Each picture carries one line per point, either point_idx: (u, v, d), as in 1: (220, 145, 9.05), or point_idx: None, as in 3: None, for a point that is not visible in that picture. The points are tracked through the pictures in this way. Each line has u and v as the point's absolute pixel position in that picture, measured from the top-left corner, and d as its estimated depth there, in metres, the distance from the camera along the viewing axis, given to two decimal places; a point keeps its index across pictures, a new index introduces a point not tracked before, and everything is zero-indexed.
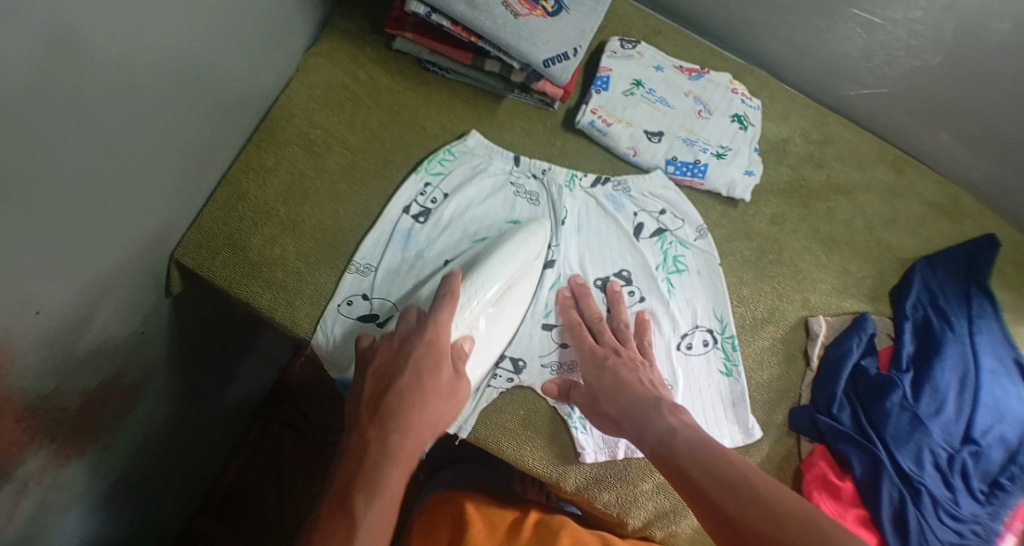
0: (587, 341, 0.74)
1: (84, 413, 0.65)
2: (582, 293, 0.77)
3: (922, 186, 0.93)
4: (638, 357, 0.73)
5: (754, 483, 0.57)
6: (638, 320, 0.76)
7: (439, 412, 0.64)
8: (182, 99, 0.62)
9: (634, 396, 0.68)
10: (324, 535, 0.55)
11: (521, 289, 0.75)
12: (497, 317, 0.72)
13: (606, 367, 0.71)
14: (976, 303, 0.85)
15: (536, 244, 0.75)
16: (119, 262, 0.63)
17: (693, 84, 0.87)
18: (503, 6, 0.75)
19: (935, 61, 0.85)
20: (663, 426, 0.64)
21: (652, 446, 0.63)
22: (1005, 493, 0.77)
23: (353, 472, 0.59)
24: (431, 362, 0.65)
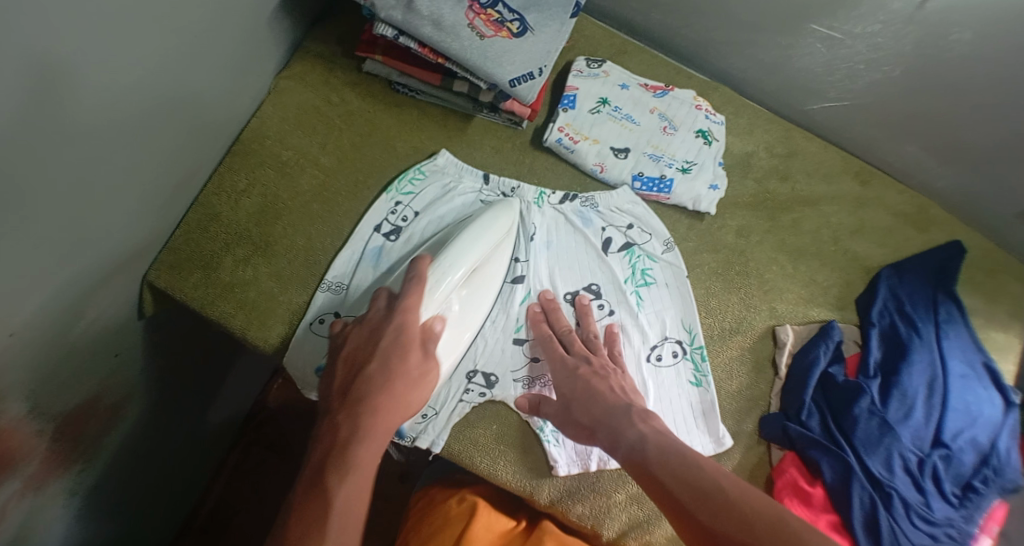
0: (557, 352, 0.75)
1: (62, 437, 0.66)
2: (552, 308, 0.78)
3: (887, 196, 0.95)
4: (609, 364, 0.75)
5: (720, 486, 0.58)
6: (608, 333, 0.78)
7: (409, 395, 0.65)
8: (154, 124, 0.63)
9: (604, 405, 0.69)
10: (300, 510, 0.58)
11: (491, 280, 0.76)
12: (466, 327, 0.73)
13: (577, 376, 0.72)
14: (943, 309, 0.86)
15: (508, 224, 0.78)
16: (92, 285, 0.64)
17: (659, 101, 0.89)
18: (469, 28, 0.76)
19: (895, 73, 0.86)
20: (634, 433, 0.65)
21: (625, 454, 0.64)
22: (978, 496, 0.78)
23: (325, 453, 0.61)
24: (399, 347, 0.66)
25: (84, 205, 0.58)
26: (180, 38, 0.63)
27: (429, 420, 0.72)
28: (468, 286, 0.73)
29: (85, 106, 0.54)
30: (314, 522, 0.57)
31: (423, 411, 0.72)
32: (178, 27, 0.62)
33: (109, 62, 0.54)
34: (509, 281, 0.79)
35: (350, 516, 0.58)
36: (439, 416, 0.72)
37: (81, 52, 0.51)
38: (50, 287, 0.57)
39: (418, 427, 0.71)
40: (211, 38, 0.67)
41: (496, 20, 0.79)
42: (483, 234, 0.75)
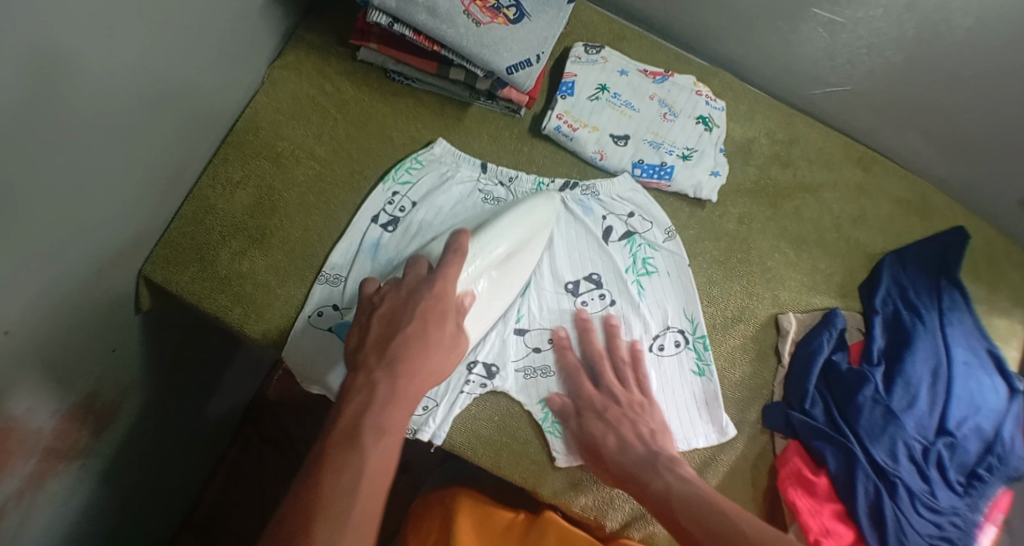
0: (587, 391, 0.74)
1: (60, 434, 0.65)
2: (586, 330, 0.77)
3: (889, 182, 0.93)
4: (639, 400, 0.74)
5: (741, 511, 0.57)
6: (633, 355, 0.77)
7: (439, 360, 0.63)
8: (146, 116, 0.62)
9: (635, 455, 0.68)
10: (328, 465, 0.53)
11: (522, 266, 0.76)
12: (487, 310, 0.73)
13: (607, 420, 0.72)
14: (946, 296, 0.86)
15: (546, 213, 0.77)
16: (88, 280, 0.63)
17: (658, 87, 0.87)
18: (465, 14, 0.75)
19: (897, 58, 0.85)
20: (659, 483, 0.64)
21: (652, 505, 0.63)
22: (983, 484, 0.78)
23: (359, 408, 0.57)
24: (437, 315, 0.64)
25: (76, 199, 0.57)
26: (171, 27, 0.61)
27: (429, 412, 0.71)
28: (498, 271, 0.73)
29: (75, 97, 0.53)
30: (350, 478, 0.53)
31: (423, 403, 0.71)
32: (169, 16, 0.60)
33: (98, 52, 0.53)
34: None
35: (379, 472, 0.54)
36: (438, 408, 0.71)
37: (70, 42, 0.50)
38: (45, 283, 0.56)
39: (419, 419, 0.70)
40: (203, 27, 0.66)
41: (493, 7, 0.77)
42: (519, 223, 0.74)
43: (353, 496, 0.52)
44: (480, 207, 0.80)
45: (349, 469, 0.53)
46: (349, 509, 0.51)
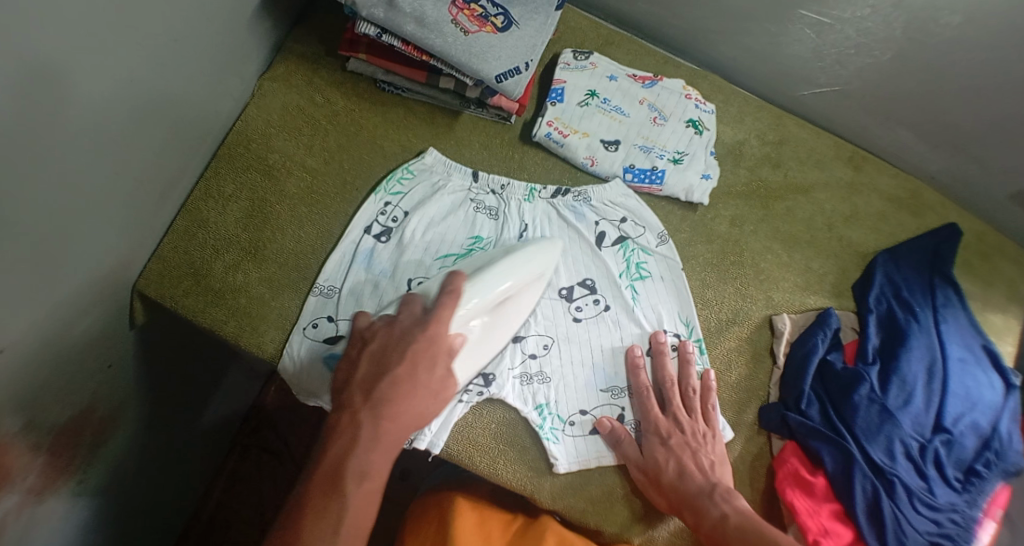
0: (653, 411, 0.74)
1: (57, 449, 0.65)
2: (658, 355, 0.77)
3: (881, 180, 0.94)
4: (702, 428, 0.75)
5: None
6: (704, 382, 0.77)
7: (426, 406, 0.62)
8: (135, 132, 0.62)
9: (695, 483, 0.70)
10: (310, 510, 0.56)
11: (517, 312, 0.74)
12: (481, 350, 0.70)
13: (671, 446, 0.72)
14: (940, 293, 0.86)
15: (541, 264, 0.75)
16: (82, 294, 0.63)
17: (648, 91, 0.88)
18: (453, 24, 0.75)
19: (885, 57, 0.85)
20: (717, 513, 0.68)
21: (709, 534, 0.67)
22: (981, 480, 0.78)
23: (342, 453, 0.58)
24: (428, 357, 0.63)
25: (67, 218, 0.57)
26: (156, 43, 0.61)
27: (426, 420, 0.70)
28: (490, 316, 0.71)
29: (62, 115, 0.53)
30: (331, 524, 0.56)
31: None
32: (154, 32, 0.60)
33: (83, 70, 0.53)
34: None
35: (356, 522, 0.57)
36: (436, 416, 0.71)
37: (56, 61, 0.50)
38: (38, 302, 0.56)
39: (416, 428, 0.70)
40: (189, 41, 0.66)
41: (480, 15, 0.77)
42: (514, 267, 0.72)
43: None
44: (472, 216, 0.80)
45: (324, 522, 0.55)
46: None
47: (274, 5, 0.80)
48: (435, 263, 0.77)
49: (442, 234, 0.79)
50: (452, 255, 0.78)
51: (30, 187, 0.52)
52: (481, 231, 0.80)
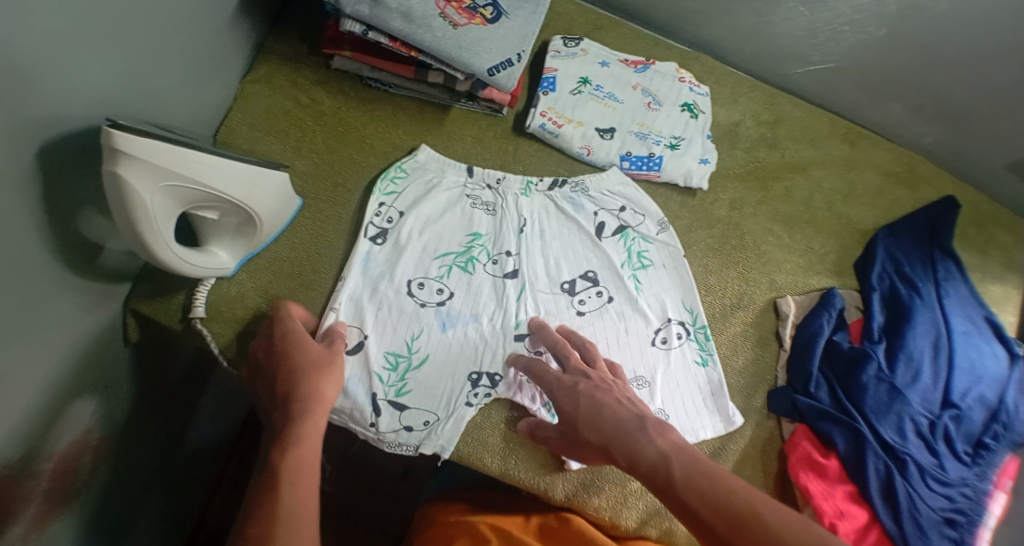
0: (552, 372, 0.69)
1: (41, 469, 0.63)
2: (544, 328, 0.73)
3: (876, 155, 0.93)
4: (609, 376, 0.70)
5: (717, 487, 0.54)
6: (584, 343, 0.72)
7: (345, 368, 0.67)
8: (89, 140, 0.60)
9: (616, 420, 0.63)
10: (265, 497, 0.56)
11: (277, 203, 0.71)
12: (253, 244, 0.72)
13: (579, 393, 0.66)
14: (941, 267, 0.86)
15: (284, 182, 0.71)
16: (49, 310, 0.61)
17: (640, 77, 0.86)
18: (441, 17, 0.73)
19: (879, 33, 0.84)
20: (653, 450, 0.59)
21: (647, 475, 0.58)
22: (990, 452, 0.78)
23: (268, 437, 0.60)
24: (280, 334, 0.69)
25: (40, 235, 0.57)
26: (109, 45, 0.59)
27: (433, 428, 0.70)
28: (247, 222, 0.69)
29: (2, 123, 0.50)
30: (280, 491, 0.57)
31: (424, 419, 0.70)
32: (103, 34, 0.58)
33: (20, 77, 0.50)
34: (502, 276, 0.76)
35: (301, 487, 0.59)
36: (444, 422, 0.70)
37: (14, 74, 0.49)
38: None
39: (420, 435, 0.69)
40: (149, 41, 0.63)
41: (468, 7, 0.75)
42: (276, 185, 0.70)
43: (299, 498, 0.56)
44: (469, 214, 0.79)
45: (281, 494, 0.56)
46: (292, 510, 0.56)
47: (251, 6, 0.78)
48: (435, 266, 0.76)
49: (440, 233, 0.77)
50: (450, 255, 0.76)
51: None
52: (478, 229, 0.78)
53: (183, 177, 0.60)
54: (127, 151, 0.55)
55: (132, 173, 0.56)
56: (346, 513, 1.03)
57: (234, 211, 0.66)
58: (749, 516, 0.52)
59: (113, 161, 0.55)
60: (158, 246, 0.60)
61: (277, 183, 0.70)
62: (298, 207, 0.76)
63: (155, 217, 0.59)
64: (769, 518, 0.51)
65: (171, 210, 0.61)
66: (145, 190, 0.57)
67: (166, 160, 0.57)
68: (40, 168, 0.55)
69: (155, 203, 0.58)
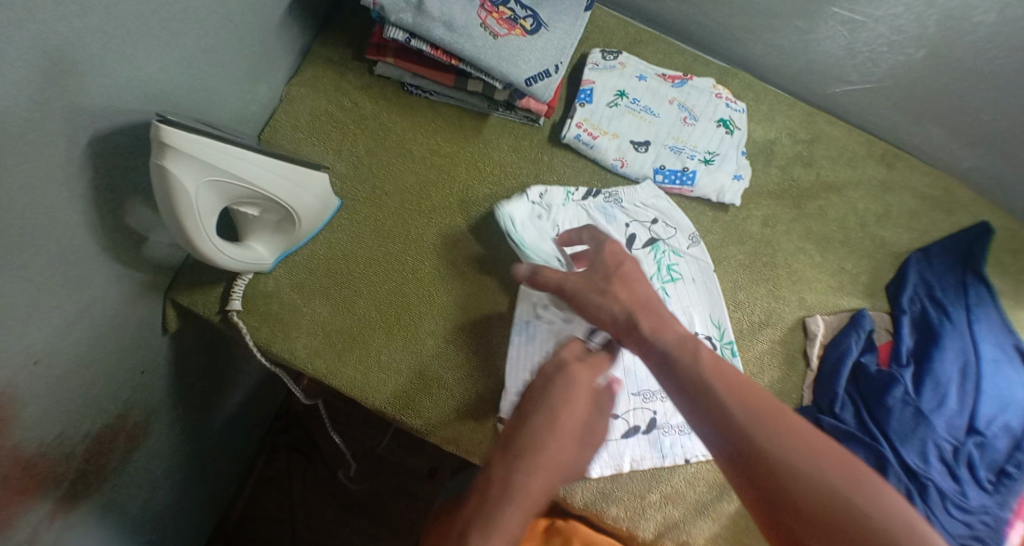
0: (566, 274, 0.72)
1: (78, 448, 0.67)
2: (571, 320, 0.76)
3: (913, 177, 0.92)
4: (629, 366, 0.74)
5: (727, 405, 0.57)
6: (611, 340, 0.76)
7: (597, 434, 0.71)
8: (140, 135, 0.62)
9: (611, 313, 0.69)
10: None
11: (317, 202, 0.73)
12: (291, 240, 0.74)
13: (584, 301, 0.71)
14: (973, 292, 0.84)
15: (324, 183, 0.73)
16: (97, 296, 0.65)
17: (677, 91, 0.87)
18: (482, 28, 0.74)
19: (918, 55, 0.83)
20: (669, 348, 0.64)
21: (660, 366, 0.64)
22: (1013, 481, 0.76)
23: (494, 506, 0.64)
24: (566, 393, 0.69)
25: (90, 225, 0.60)
26: (162, 45, 0.61)
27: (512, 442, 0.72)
28: (287, 219, 0.71)
29: (56, 115, 0.53)
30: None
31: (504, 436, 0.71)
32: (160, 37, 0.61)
33: (76, 73, 0.53)
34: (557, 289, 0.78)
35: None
36: None
37: (74, 72, 0.53)
38: (37, 295, 0.57)
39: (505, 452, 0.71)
40: (199, 43, 0.66)
41: (509, 18, 0.76)
42: (316, 186, 0.72)
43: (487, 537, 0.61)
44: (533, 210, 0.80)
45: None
46: None
47: (300, 10, 0.80)
48: (483, 275, 0.78)
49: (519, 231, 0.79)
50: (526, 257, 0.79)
51: (22, 183, 0.52)
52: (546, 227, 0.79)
53: (227, 173, 0.62)
54: (176, 146, 0.57)
55: (179, 168, 0.58)
56: (372, 512, 1.07)
57: (275, 208, 0.69)
58: (758, 450, 0.54)
59: (161, 154, 0.57)
60: (199, 238, 0.63)
61: (318, 183, 0.72)
62: (336, 207, 0.78)
63: (198, 211, 0.61)
64: (770, 440, 0.54)
65: (215, 205, 0.63)
66: (191, 183, 0.59)
67: (212, 155, 0.60)
68: (91, 159, 0.58)
69: (199, 197, 0.61)
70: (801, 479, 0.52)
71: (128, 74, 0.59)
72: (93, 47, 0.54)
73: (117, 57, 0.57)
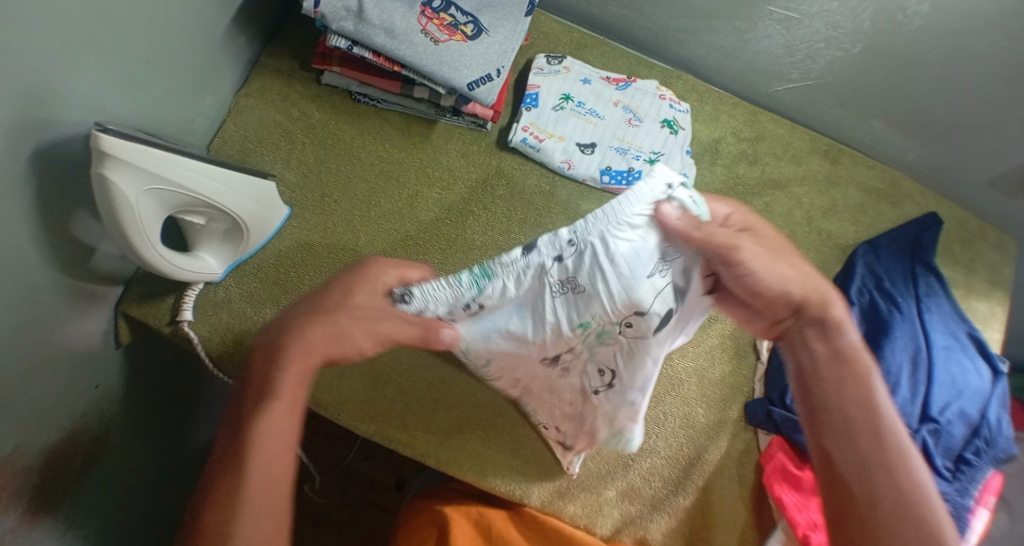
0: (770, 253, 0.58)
1: (32, 465, 0.66)
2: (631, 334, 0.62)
3: (858, 171, 0.94)
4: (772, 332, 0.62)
5: (885, 436, 0.55)
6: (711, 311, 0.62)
7: (389, 328, 0.57)
8: (83, 147, 0.62)
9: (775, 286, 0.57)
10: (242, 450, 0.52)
11: (264, 210, 0.74)
12: (239, 249, 0.75)
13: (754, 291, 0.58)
14: (922, 282, 0.86)
15: (271, 191, 0.74)
16: (44, 309, 0.64)
17: (621, 93, 0.88)
18: (423, 34, 0.76)
19: (854, 50, 0.85)
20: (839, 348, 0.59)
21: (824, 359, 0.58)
22: (971, 468, 0.78)
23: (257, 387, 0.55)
24: (347, 282, 0.59)
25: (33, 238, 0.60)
26: (101, 56, 0.62)
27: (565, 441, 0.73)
28: (233, 226, 0.72)
29: None
30: (233, 454, 0.52)
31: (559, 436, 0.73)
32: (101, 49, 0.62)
33: (10, 85, 0.53)
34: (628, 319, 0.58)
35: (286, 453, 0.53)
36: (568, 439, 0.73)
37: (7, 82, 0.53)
38: None
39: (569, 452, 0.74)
40: (142, 54, 0.66)
41: (450, 24, 0.78)
42: (264, 195, 0.73)
43: (271, 445, 0.52)
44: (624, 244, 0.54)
45: (248, 457, 0.52)
46: (248, 467, 0.52)
47: (246, 22, 0.81)
48: None
49: (696, 245, 0.55)
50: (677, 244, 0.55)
51: None
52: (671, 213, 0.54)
53: (169, 182, 0.62)
54: (115, 155, 0.57)
55: (119, 178, 0.58)
56: (340, 527, 1.05)
57: (220, 216, 0.70)
58: (866, 471, 0.54)
59: (100, 164, 0.57)
60: (142, 247, 0.63)
61: (263, 190, 0.73)
62: (286, 215, 0.79)
63: (140, 220, 0.62)
64: (902, 488, 0.53)
65: (158, 214, 0.64)
66: (132, 192, 0.60)
67: (155, 164, 0.60)
68: (33, 173, 0.58)
69: (141, 206, 0.61)
70: (918, 530, 0.51)
71: (66, 86, 0.59)
72: (27, 58, 0.54)
73: (54, 68, 0.57)
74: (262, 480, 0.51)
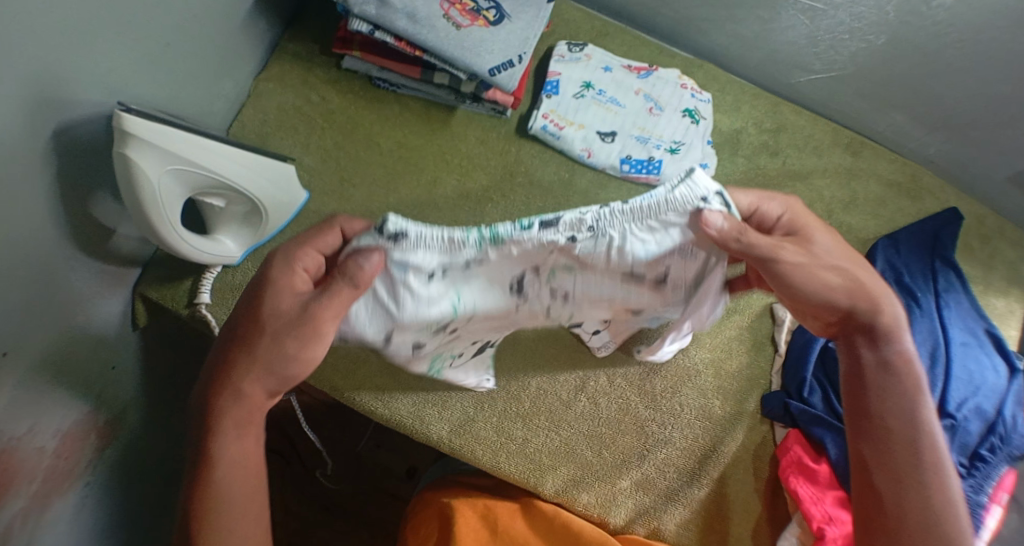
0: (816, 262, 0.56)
1: (49, 444, 0.66)
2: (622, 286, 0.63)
3: (879, 165, 0.93)
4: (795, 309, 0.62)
5: (921, 443, 0.58)
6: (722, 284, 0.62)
7: (323, 326, 0.53)
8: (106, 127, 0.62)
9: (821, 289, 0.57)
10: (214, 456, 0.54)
11: (283, 193, 0.74)
12: (257, 233, 0.75)
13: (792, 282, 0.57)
14: (941, 277, 0.86)
15: (290, 174, 0.74)
16: (64, 288, 0.64)
17: (642, 82, 0.88)
18: (445, 19, 0.75)
19: (878, 42, 0.84)
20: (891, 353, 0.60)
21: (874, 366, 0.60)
22: (986, 465, 0.77)
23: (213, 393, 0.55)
24: (258, 284, 0.55)
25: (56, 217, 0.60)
26: (125, 35, 0.61)
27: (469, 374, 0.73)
28: (253, 209, 0.72)
29: (19, 103, 0.52)
30: (205, 466, 0.54)
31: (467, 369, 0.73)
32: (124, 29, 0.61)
33: (36, 62, 0.53)
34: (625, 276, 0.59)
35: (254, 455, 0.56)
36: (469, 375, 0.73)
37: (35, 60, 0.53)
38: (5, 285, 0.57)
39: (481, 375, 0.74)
40: (164, 34, 0.66)
41: (472, 9, 0.77)
42: (282, 178, 0.73)
43: (242, 467, 0.55)
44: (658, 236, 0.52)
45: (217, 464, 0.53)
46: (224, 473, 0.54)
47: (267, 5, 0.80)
48: None
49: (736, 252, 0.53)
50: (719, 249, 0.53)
51: None
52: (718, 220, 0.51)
53: (191, 163, 0.62)
54: (138, 135, 0.57)
55: (141, 158, 0.58)
56: (350, 512, 1.05)
57: (239, 198, 0.69)
58: (899, 478, 0.57)
59: (122, 144, 0.57)
60: (162, 228, 0.63)
61: (282, 174, 0.73)
62: (305, 199, 0.78)
63: (161, 200, 0.62)
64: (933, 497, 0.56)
65: (179, 195, 0.64)
66: (154, 173, 0.60)
67: (176, 144, 0.60)
68: (56, 151, 0.58)
69: (162, 187, 0.61)
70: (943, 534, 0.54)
71: (90, 65, 0.59)
72: (55, 35, 0.54)
73: (80, 46, 0.57)
74: (228, 471, 0.54)
